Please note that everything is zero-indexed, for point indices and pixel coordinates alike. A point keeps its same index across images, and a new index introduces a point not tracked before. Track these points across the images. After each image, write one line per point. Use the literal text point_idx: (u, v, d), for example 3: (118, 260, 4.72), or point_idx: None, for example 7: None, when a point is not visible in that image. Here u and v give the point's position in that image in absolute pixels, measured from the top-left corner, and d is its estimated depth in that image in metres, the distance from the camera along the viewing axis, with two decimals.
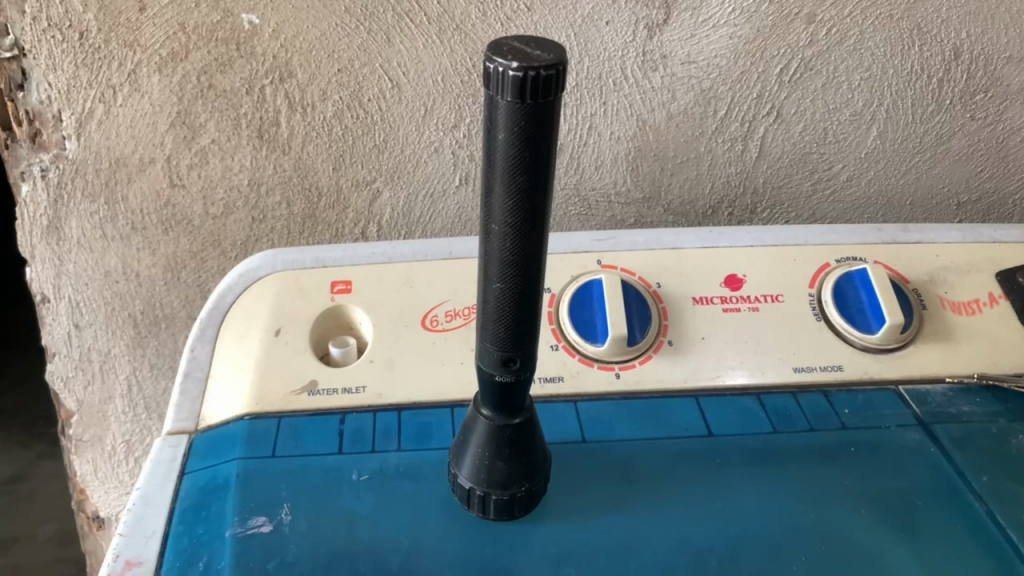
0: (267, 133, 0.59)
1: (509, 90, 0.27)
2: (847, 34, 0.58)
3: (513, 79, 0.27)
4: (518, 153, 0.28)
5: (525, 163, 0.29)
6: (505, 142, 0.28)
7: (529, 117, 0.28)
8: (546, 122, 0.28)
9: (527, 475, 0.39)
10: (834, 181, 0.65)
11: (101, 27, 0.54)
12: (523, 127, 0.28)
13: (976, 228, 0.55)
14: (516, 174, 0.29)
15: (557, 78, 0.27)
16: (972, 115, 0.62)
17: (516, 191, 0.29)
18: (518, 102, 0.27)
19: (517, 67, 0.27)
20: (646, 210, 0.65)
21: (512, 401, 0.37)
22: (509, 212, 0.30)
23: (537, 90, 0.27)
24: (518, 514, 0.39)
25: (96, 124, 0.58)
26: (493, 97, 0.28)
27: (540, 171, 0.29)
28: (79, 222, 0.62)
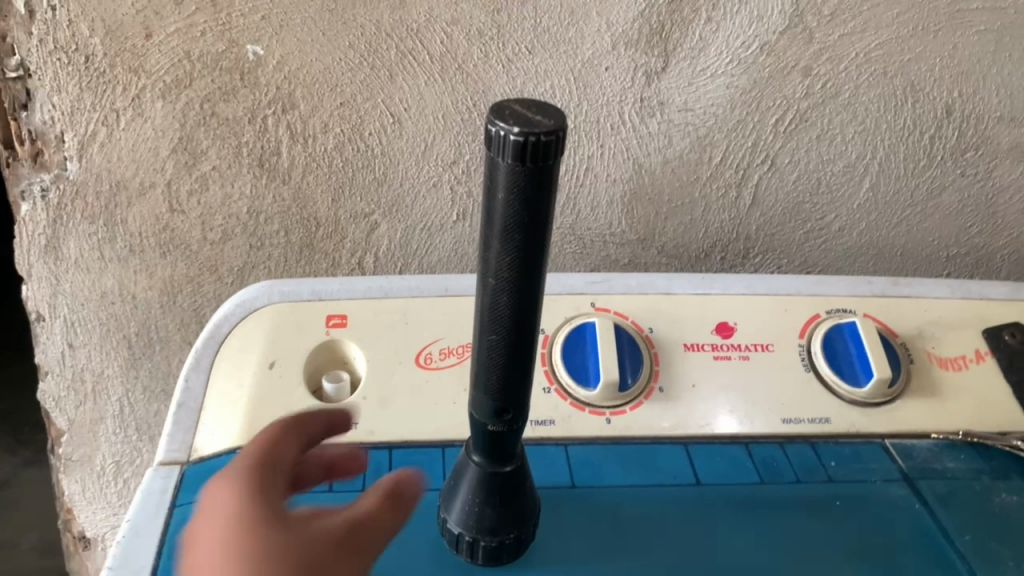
0: (267, 162, 0.60)
1: (510, 153, 0.28)
2: (842, 88, 0.60)
3: (513, 143, 0.27)
4: (519, 214, 0.29)
5: (524, 222, 0.29)
6: (504, 201, 0.29)
7: (530, 180, 0.28)
8: (545, 184, 0.28)
9: (517, 521, 0.39)
10: (826, 230, 0.66)
11: (107, 53, 0.54)
12: (522, 190, 0.28)
13: (963, 283, 0.56)
14: (514, 233, 0.30)
15: (557, 143, 0.28)
16: (962, 171, 0.64)
17: (513, 248, 0.30)
18: (518, 164, 0.28)
19: (520, 133, 0.27)
20: (640, 251, 0.66)
21: (503, 448, 0.37)
22: (506, 268, 0.31)
23: (537, 154, 0.28)
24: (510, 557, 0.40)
25: (98, 146, 0.58)
26: (493, 158, 0.28)
27: (537, 231, 0.30)
28: (76, 243, 0.62)
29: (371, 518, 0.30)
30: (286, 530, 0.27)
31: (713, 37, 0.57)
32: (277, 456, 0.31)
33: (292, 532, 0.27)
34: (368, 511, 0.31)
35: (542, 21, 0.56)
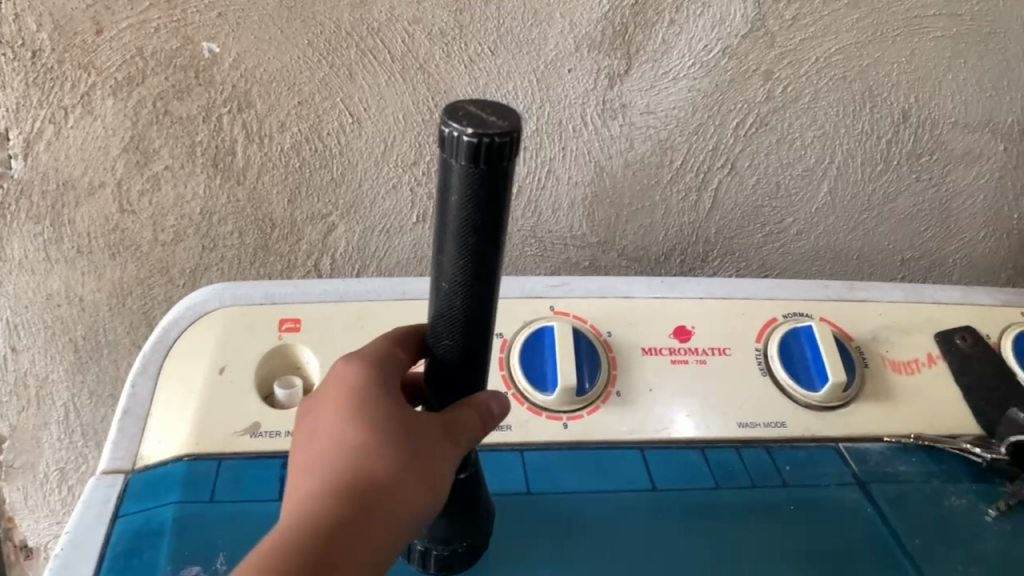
0: (222, 162, 0.58)
1: (463, 156, 0.26)
2: (803, 92, 0.60)
3: (467, 145, 0.26)
4: (474, 216, 0.28)
5: (478, 225, 0.29)
6: (458, 204, 0.28)
7: (483, 183, 0.27)
8: (499, 185, 0.27)
9: (471, 531, 0.39)
10: (784, 234, 0.66)
11: (55, 48, 0.53)
12: (477, 191, 0.27)
13: (917, 287, 0.56)
14: (468, 236, 0.29)
15: (511, 144, 0.27)
16: (918, 176, 0.64)
17: (468, 252, 0.30)
18: (472, 167, 0.27)
19: (470, 136, 0.26)
20: (600, 253, 0.66)
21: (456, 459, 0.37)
22: (460, 271, 0.30)
23: (491, 156, 0.26)
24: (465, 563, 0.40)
25: (45, 144, 0.56)
26: (446, 160, 0.27)
27: (491, 233, 0.29)
28: (21, 244, 0.60)
29: (473, 416, 0.34)
30: (397, 417, 0.31)
31: (675, 40, 0.57)
32: (395, 358, 0.35)
33: (398, 422, 0.31)
34: (472, 412, 0.34)
35: (504, 21, 0.56)
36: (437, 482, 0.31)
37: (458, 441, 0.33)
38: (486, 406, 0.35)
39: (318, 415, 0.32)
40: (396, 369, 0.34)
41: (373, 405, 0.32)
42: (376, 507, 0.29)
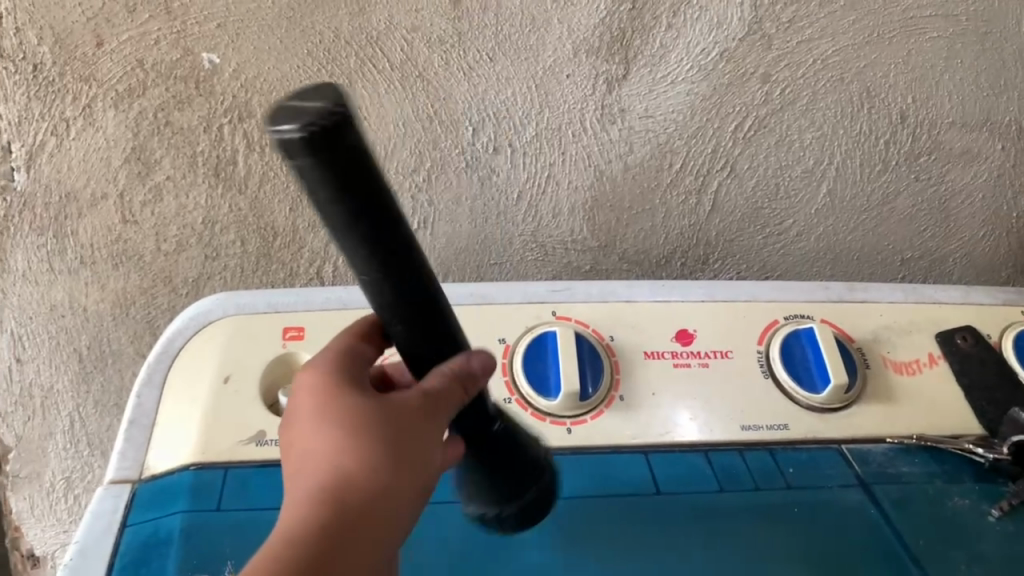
0: (223, 172, 0.59)
1: (299, 155, 0.24)
2: (800, 94, 0.60)
3: (298, 142, 0.24)
4: (359, 196, 0.26)
5: (361, 207, 0.26)
6: (326, 201, 0.26)
7: (353, 167, 0.25)
8: (353, 164, 0.25)
9: (523, 483, 0.39)
10: (784, 235, 0.66)
11: (57, 60, 0.53)
12: (350, 172, 0.25)
13: (917, 288, 0.56)
14: (352, 227, 0.27)
15: (339, 121, 0.24)
16: (917, 176, 0.64)
17: (364, 241, 0.27)
18: (315, 159, 0.24)
19: (305, 132, 0.23)
20: (601, 257, 0.66)
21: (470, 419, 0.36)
22: (368, 263, 0.28)
23: (326, 142, 0.24)
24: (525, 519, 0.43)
25: (47, 156, 0.57)
26: (290, 165, 0.25)
27: (372, 212, 0.27)
28: (25, 255, 0.60)
29: (452, 380, 0.33)
30: (378, 410, 0.31)
31: (673, 44, 0.57)
32: (361, 352, 0.35)
33: (367, 412, 0.31)
34: (449, 377, 0.33)
35: (503, 28, 0.56)
36: (419, 461, 0.31)
37: (438, 412, 0.32)
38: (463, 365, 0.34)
39: (295, 416, 0.32)
40: (363, 362, 0.34)
41: (337, 401, 0.31)
42: (357, 502, 0.29)
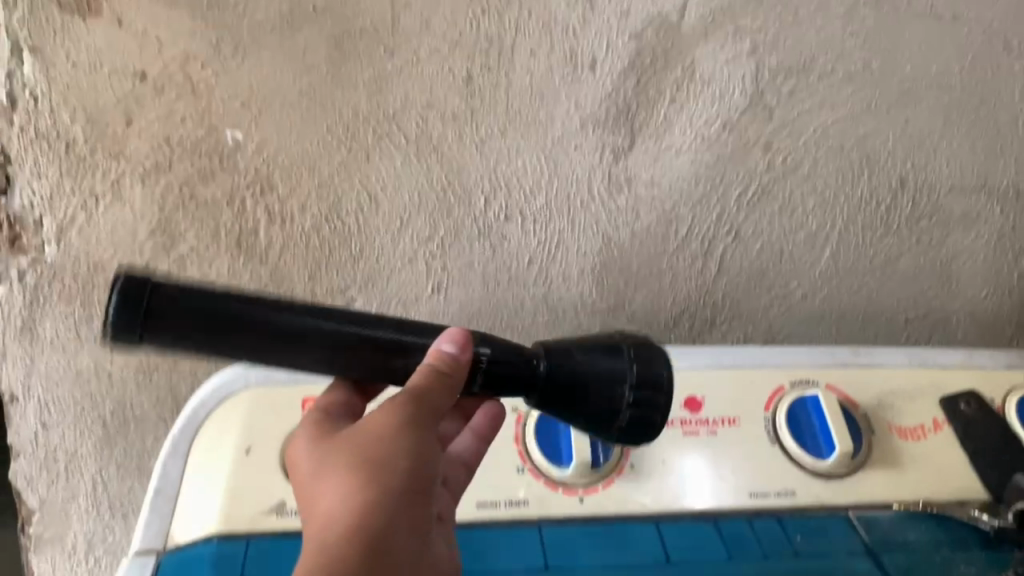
0: (244, 243, 0.61)
1: (130, 328, 0.34)
2: (801, 163, 0.62)
3: (117, 322, 0.34)
4: (183, 310, 0.35)
5: (195, 313, 0.35)
6: (184, 337, 0.35)
7: (164, 308, 0.34)
8: (158, 299, 0.34)
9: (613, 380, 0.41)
10: (789, 297, 0.67)
11: (88, 139, 0.57)
12: (160, 307, 0.34)
13: (925, 353, 0.57)
14: (213, 330, 0.36)
15: (122, 287, 0.34)
16: (918, 239, 0.65)
17: (237, 328, 0.36)
18: (145, 321, 0.34)
19: (110, 321, 0.34)
20: (611, 319, 0.67)
21: (507, 369, 0.41)
22: (270, 337, 0.37)
23: (128, 304, 0.34)
24: (655, 420, 0.42)
25: (77, 230, 0.59)
26: (145, 340, 0.34)
27: (205, 309, 0.35)
28: (53, 323, 0.62)
29: (419, 377, 0.37)
30: (371, 432, 0.36)
31: (676, 116, 0.60)
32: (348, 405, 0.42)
33: (350, 439, 0.37)
34: (416, 376, 0.37)
35: (512, 103, 0.59)
36: (390, 457, 0.35)
37: (402, 411, 0.36)
38: (432, 361, 0.38)
39: (311, 461, 0.38)
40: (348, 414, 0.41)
41: (324, 452, 0.37)
42: (343, 509, 0.34)
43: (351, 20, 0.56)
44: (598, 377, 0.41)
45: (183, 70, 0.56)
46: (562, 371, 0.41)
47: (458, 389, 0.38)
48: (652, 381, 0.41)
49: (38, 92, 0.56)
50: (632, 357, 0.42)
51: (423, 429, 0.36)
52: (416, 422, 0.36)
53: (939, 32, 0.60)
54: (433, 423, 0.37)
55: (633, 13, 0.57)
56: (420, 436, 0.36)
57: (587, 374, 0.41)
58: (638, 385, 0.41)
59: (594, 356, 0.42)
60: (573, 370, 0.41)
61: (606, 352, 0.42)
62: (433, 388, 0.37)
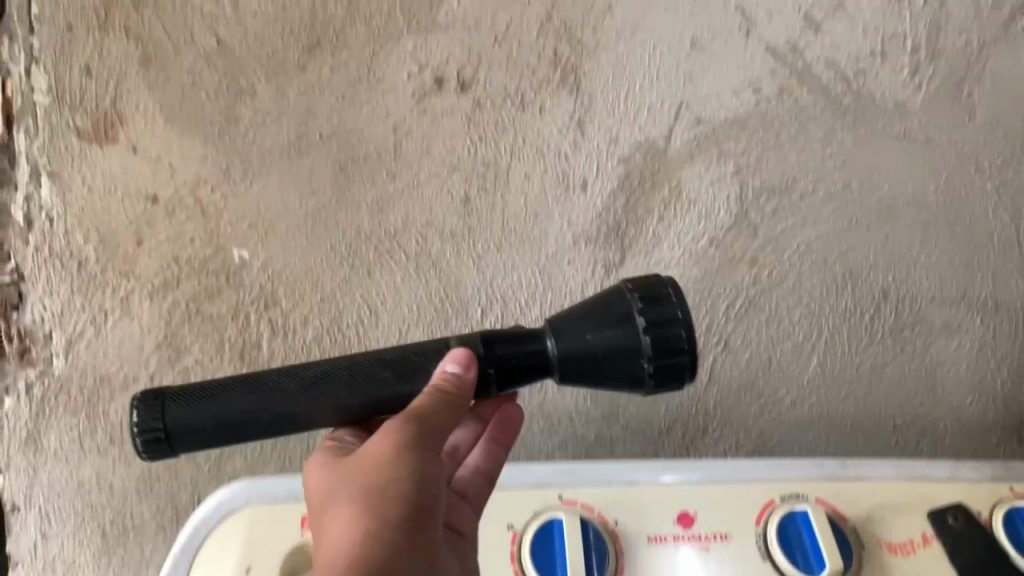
0: (247, 357, 0.60)
1: (158, 451, 0.41)
2: (786, 276, 0.63)
3: (146, 452, 0.41)
4: (193, 416, 0.40)
5: (200, 424, 0.41)
6: (202, 444, 0.41)
7: (177, 428, 0.40)
8: (168, 424, 0.40)
9: (628, 346, 0.40)
10: (778, 405, 0.63)
11: (99, 258, 0.60)
12: (174, 420, 0.40)
13: (911, 463, 0.58)
14: (221, 437, 0.41)
15: (138, 423, 0.40)
16: (902, 347, 0.63)
17: (241, 428, 0.41)
18: (166, 446, 0.41)
19: (139, 450, 0.41)
20: (606, 427, 0.64)
21: (524, 364, 0.42)
22: (274, 424, 0.41)
23: (145, 438, 0.40)
24: (683, 370, 0.40)
25: (85, 343, 0.61)
26: (175, 455, 0.42)
27: (209, 420, 0.41)
28: (57, 435, 0.62)
29: (423, 400, 0.39)
30: (373, 454, 0.38)
31: (665, 233, 0.62)
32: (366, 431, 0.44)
33: (357, 462, 0.39)
34: (420, 401, 0.39)
35: (507, 221, 0.61)
36: (393, 477, 0.37)
37: (405, 436, 0.38)
38: (436, 383, 0.40)
39: (316, 481, 0.40)
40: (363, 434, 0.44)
41: (328, 476, 0.39)
42: (351, 531, 0.37)
43: (356, 146, 0.61)
44: (609, 351, 0.41)
45: (193, 194, 0.61)
46: (572, 350, 0.41)
47: (463, 408, 0.40)
48: (670, 347, 0.40)
49: (53, 214, 0.60)
50: (642, 326, 0.40)
51: (426, 451, 0.38)
52: (419, 445, 0.38)
53: (913, 154, 0.63)
54: (438, 443, 0.39)
55: (621, 139, 0.62)
56: (423, 458, 0.38)
57: (597, 351, 0.41)
58: (651, 346, 0.40)
59: (605, 335, 0.41)
60: (584, 350, 0.41)
61: (617, 320, 0.41)
62: (437, 410, 0.39)
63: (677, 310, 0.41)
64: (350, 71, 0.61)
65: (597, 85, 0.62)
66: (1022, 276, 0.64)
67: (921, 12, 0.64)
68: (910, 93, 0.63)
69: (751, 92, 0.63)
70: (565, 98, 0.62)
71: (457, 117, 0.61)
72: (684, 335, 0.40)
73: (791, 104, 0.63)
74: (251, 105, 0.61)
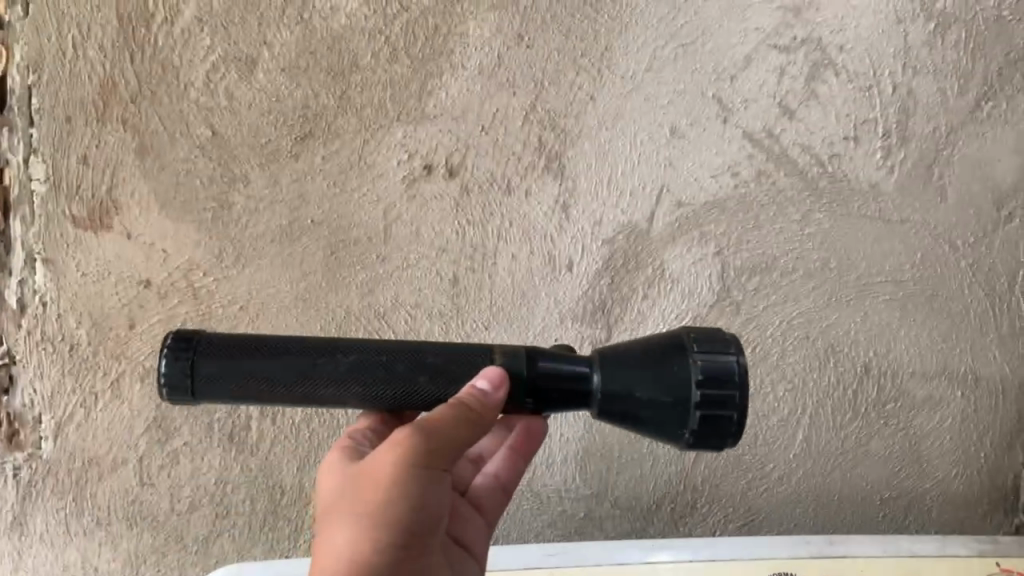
0: (237, 436, 0.62)
1: (180, 395, 0.38)
2: (770, 351, 0.63)
3: (167, 391, 0.38)
4: (221, 379, 0.38)
5: (234, 377, 0.38)
6: (227, 396, 0.39)
7: (208, 373, 0.38)
8: (201, 368, 0.38)
9: (675, 420, 0.38)
10: (766, 480, 0.64)
11: (91, 341, 0.62)
12: (202, 379, 0.38)
13: (894, 540, 0.56)
14: (249, 392, 0.39)
15: (169, 357, 0.38)
16: (885, 421, 0.64)
17: (271, 388, 0.39)
18: (190, 390, 0.38)
19: (161, 388, 0.38)
20: (594, 504, 0.64)
21: (562, 400, 0.40)
22: (302, 394, 0.39)
23: (173, 376, 0.38)
24: (728, 434, 0.38)
25: (74, 426, 0.62)
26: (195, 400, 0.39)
27: (243, 373, 0.38)
28: (43, 518, 0.63)
29: (441, 412, 0.37)
30: (378, 470, 0.37)
31: (650, 310, 0.63)
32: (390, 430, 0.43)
33: (365, 470, 0.37)
34: (437, 412, 0.37)
35: (494, 299, 0.63)
36: (392, 500, 0.36)
37: (414, 452, 0.36)
38: (462, 396, 0.38)
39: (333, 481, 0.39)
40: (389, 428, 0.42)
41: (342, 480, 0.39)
42: (344, 544, 0.36)
43: (347, 230, 0.62)
44: (656, 399, 0.38)
45: (186, 278, 0.62)
46: (616, 391, 0.38)
47: (482, 423, 0.38)
48: (719, 427, 0.37)
49: (46, 299, 0.62)
50: (697, 378, 0.37)
51: (432, 467, 0.37)
52: (425, 462, 0.37)
53: (889, 233, 0.63)
54: (447, 459, 0.37)
55: (605, 222, 0.63)
56: (428, 477, 0.37)
57: (642, 396, 0.38)
58: (701, 405, 0.37)
59: (654, 397, 0.38)
60: (628, 392, 0.38)
61: (670, 367, 0.38)
62: (453, 425, 0.37)
63: (736, 368, 0.38)
64: (342, 158, 0.62)
65: (581, 169, 0.62)
66: (1001, 349, 0.64)
67: (893, 98, 0.62)
68: (884, 175, 0.63)
69: (730, 176, 0.63)
70: (550, 184, 0.62)
71: (445, 203, 0.63)
72: (738, 393, 0.37)
73: (769, 187, 0.63)
74: (244, 192, 0.62)
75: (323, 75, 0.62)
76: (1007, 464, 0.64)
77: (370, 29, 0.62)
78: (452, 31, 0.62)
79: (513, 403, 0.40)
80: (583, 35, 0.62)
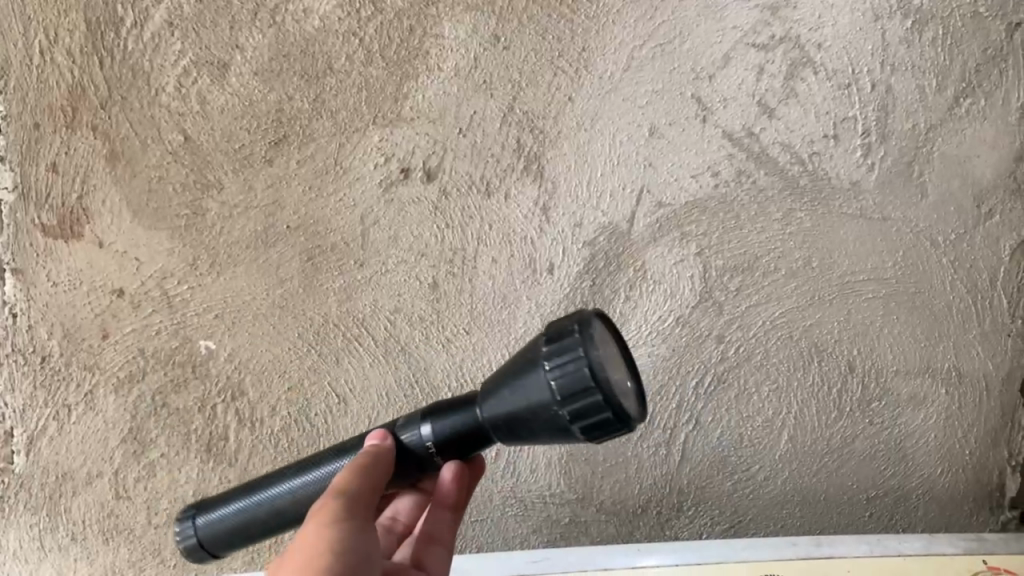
0: (215, 447, 0.61)
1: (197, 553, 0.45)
2: (753, 352, 0.63)
3: (187, 548, 0.45)
4: (217, 517, 0.44)
5: (225, 520, 0.43)
6: (231, 541, 0.44)
7: (207, 525, 0.44)
8: (200, 520, 0.44)
9: (541, 399, 0.35)
10: (753, 482, 0.63)
11: (63, 352, 0.61)
12: (206, 531, 0.44)
13: (880, 539, 0.56)
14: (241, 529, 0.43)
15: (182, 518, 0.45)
16: (871, 420, 0.63)
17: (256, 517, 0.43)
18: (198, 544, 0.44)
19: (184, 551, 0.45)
20: (579, 509, 0.63)
21: (454, 441, 0.40)
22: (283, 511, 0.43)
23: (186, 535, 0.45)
24: (593, 393, 0.33)
25: (47, 439, 0.61)
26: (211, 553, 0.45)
27: (229, 509, 0.44)
28: (18, 533, 0.62)
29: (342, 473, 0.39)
30: (308, 533, 0.36)
31: (632, 312, 0.62)
32: None
33: (290, 556, 0.36)
34: (342, 474, 0.39)
35: (475, 304, 0.62)
36: (327, 542, 0.35)
37: (334, 508, 0.37)
38: (362, 453, 0.40)
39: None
40: None
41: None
42: None
43: (324, 236, 0.62)
44: (524, 403, 0.36)
45: (159, 287, 0.61)
46: (494, 410, 0.37)
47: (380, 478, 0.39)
48: (578, 386, 0.34)
49: (17, 310, 0.61)
50: (540, 354, 0.35)
51: (354, 521, 0.37)
52: (346, 516, 0.37)
53: (871, 232, 0.63)
54: (365, 514, 0.38)
55: (586, 224, 0.62)
56: (356, 526, 0.37)
57: (514, 407, 0.36)
58: (551, 374, 0.34)
59: (521, 393, 0.36)
60: (501, 406, 0.37)
61: (523, 365, 0.36)
62: (362, 479, 0.38)
63: (574, 332, 0.35)
64: (317, 162, 0.61)
65: (561, 170, 0.62)
66: (985, 346, 0.63)
67: (872, 95, 0.62)
68: (864, 172, 0.63)
69: (710, 176, 0.62)
70: (530, 186, 0.62)
71: (424, 207, 0.62)
72: (582, 350, 0.34)
73: (749, 186, 0.62)
74: (217, 199, 0.61)
75: (297, 79, 0.61)
76: (993, 460, 0.64)
77: (344, 31, 0.61)
78: (427, 33, 0.61)
79: (427, 458, 0.41)
80: (560, 35, 0.62)
